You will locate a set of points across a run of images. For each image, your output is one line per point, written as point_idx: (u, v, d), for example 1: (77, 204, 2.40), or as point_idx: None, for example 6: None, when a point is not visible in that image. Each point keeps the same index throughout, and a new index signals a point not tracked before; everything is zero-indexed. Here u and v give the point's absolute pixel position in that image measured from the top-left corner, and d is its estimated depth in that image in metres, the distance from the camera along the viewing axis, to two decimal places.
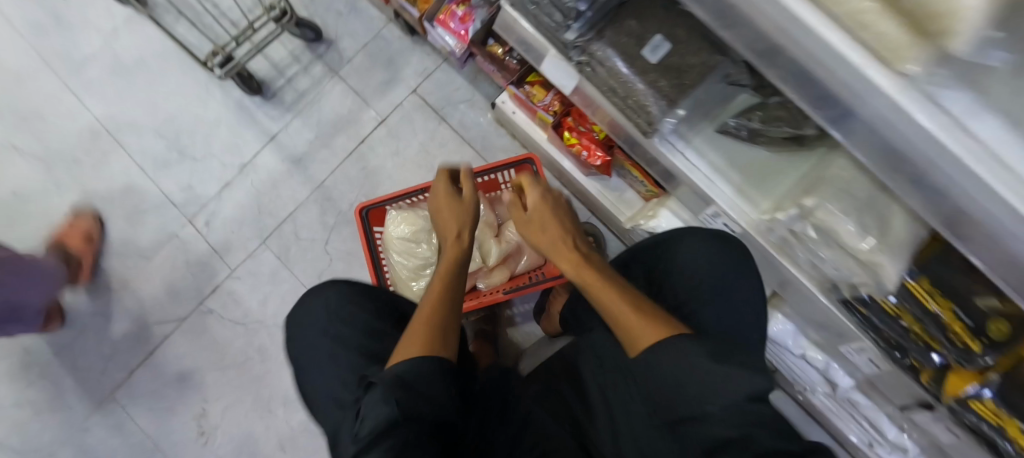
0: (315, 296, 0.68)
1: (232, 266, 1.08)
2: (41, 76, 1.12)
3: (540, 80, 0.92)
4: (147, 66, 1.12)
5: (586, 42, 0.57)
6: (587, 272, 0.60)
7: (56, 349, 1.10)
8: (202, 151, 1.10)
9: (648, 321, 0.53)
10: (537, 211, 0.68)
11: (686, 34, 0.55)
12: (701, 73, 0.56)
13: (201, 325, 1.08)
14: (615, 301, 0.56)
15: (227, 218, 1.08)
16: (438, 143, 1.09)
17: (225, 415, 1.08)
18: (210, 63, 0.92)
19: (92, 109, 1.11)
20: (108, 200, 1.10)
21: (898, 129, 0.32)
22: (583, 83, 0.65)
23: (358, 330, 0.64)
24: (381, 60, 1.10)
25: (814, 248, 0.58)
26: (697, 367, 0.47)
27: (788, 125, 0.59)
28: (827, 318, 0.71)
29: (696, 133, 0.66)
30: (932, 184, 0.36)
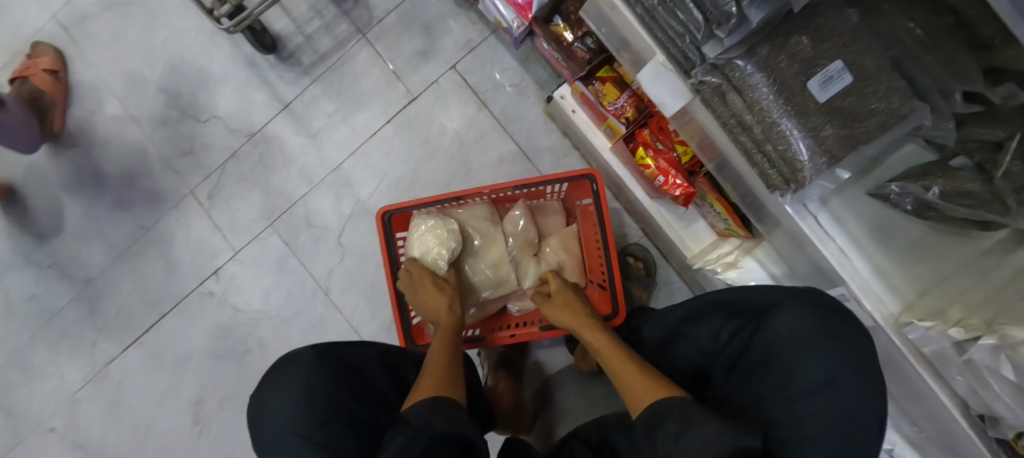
0: (279, 378, 0.53)
1: (234, 248, 0.95)
2: (27, 5, 0.96)
3: (612, 77, 0.75)
4: (149, 6, 0.96)
5: (727, 61, 0.40)
6: (604, 346, 0.61)
7: (45, 314, 0.97)
8: (205, 112, 0.95)
9: (658, 382, 0.52)
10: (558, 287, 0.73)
11: (876, 64, 0.38)
12: (883, 126, 0.39)
13: (199, 308, 0.95)
14: (634, 374, 0.55)
15: (230, 192, 0.94)
16: (477, 133, 0.92)
17: (221, 409, 0.95)
18: (216, 12, 0.76)
19: (86, 48, 0.96)
20: (105, 157, 0.96)
21: None
22: (697, 106, 0.48)
23: (343, 413, 0.52)
24: (418, 25, 0.93)
25: (992, 380, 0.42)
26: (700, 417, 0.45)
27: (980, 207, 0.41)
28: (952, 437, 0.56)
29: (835, 192, 0.50)
30: None
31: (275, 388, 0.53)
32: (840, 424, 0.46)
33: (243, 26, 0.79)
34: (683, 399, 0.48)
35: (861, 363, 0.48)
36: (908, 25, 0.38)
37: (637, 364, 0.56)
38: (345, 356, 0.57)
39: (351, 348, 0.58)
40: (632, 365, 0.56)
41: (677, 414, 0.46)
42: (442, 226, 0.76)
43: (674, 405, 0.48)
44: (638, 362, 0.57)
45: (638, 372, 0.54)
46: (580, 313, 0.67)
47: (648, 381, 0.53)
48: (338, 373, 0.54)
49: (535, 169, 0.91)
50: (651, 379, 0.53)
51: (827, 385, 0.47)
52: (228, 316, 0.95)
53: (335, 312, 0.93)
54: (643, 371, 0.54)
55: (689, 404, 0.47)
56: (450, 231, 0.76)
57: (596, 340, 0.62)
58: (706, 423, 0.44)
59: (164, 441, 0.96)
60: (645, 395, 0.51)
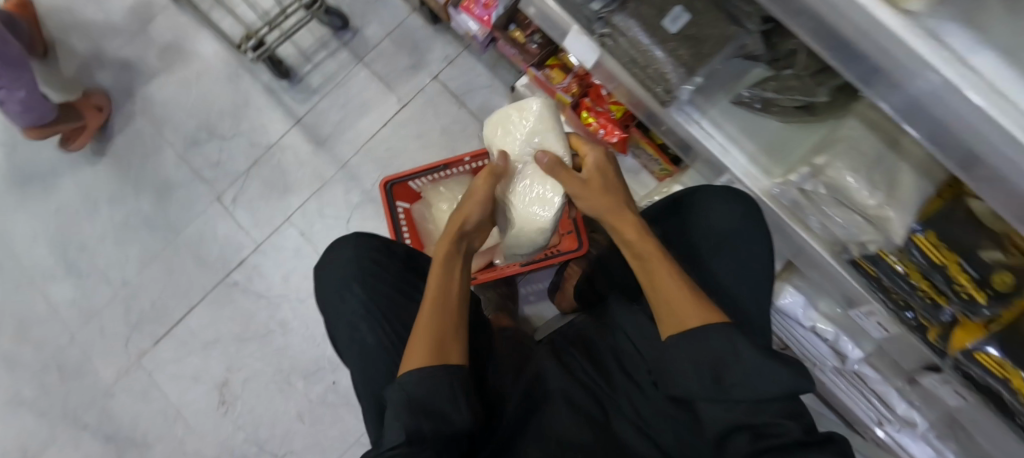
0: (338, 249, 0.75)
1: (258, 242, 1.15)
2: (87, 62, 1.21)
3: (559, 64, 0.97)
4: (183, 52, 1.19)
5: (610, 12, 0.62)
6: (644, 244, 0.63)
7: (83, 317, 1.17)
8: (231, 130, 1.17)
9: (706, 309, 0.57)
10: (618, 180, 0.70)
11: (705, 6, 0.60)
12: (720, 42, 0.59)
13: (226, 296, 1.15)
14: (677, 290, 0.58)
15: (252, 196, 1.15)
16: (460, 126, 1.14)
17: (245, 386, 1.14)
18: (244, 47, 0.99)
19: (131, 91, 1.20)
20: (140, 178, 1.18)
21: (907, 67, 0.36)
22: (604, 56, 0.69)
23: (380, 279, 0.71)
24: (406, 46, 1.16)
25: (824, 207, 0.61)
26: (734, 370, 0.52)
27: (798, 93, 0.61)
28: (838, 283, 0.74)
29: (712, 105, 0.70)
30: (934, 119, 0.39)
31: (336, 255, 0.75)
32: (750, 267, 0.67)
33: (264, 56, 1.02)
34: (716, 333, 0.54)
35: (757, 224, 0.68)
36: None
37: (681, 280, 0.59)
38: (385, 252, 0.75)
39: (386, 242, 0.76)
40: (674, 282, 0.59)
41: (694, 352, 0.54)
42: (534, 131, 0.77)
43: (694, 345, 0.54)
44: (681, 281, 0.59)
45: (683, 296, 0.58)
46: (627, 213, 0.65)
47: (700, 310, 0.56)
48: (380, 264, 0.73)
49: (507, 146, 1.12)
50: (698, 302, 0.57)
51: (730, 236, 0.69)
52: (253, 301, 1.14)
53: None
54: (686, 295, 0.58)
55: (723, 347, 0.53)
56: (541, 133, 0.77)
57: (644, 244, 0.63)
58: (740, 378, 0.52)
59: (193, 420, 1.13)
60: (681, 320, 0.56)
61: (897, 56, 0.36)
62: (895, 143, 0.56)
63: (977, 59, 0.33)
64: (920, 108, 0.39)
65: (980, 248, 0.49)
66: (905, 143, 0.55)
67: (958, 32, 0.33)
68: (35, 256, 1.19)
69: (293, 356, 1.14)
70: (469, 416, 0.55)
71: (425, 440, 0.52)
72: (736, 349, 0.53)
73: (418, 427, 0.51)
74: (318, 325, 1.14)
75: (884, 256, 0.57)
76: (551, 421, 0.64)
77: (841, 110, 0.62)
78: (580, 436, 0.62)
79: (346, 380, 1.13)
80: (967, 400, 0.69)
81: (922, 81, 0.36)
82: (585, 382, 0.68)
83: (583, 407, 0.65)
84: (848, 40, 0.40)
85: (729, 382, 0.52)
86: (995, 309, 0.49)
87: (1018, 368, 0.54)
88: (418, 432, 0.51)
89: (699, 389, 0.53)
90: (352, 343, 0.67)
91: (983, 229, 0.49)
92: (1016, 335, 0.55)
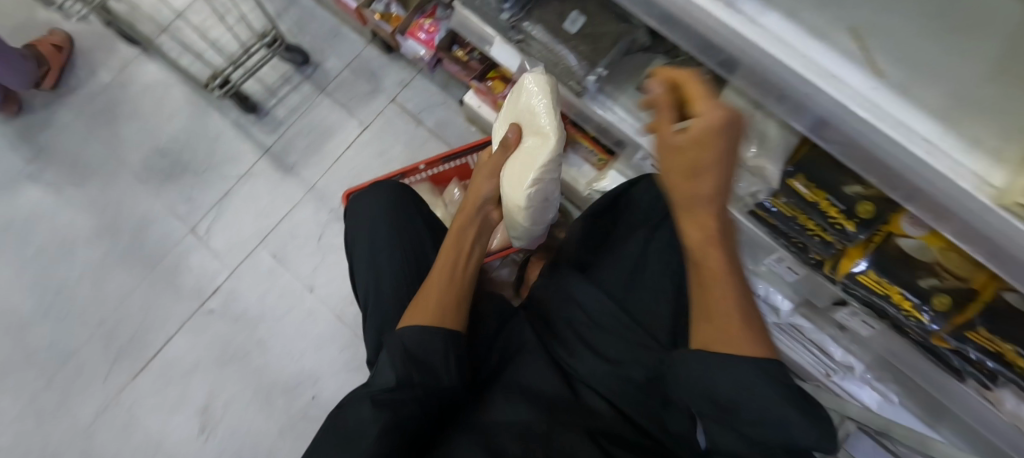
0: (373, 188, 0.88)
1: (231, 268, 1.31)
2: (68, 125, 1.41)
3: (498, 75, 1.09)
4: (158, 102, 1.41)
5: (518, 20, 0.74)
6: (710, 247, 0.48)
7: (61, 358, 1.28)
8: (203, 166, 1.36)
9: (760, 342, 0.47)
10: (727, 160, 0.46)
11: (598, 9, 0.73)
12: (614, 37, 0.72)
13: (203, 324, 1.29)
14: (726, 312, 0.48)
15: (225, 223, 1.33)
16: (417, 142, 1.32)
17: (226, 409, 1.24)
18: (211, 85, 1.21)
19: (108, 140, 1.40)
20: (118, 215, 1.35)
21: (719, 33, 0.49)
22: (524, 61, 0.81)
23: (405, 221, 0.84)
24: (364, 74, 1.36)
25: None
26: (752, 404, 0.45)
27: (688, 74, 0.74)
28: (751, 238, 0.83)
29: (621, 93, 0.81)
30: (751, 69, 0.52)
31: (371, 191, 0.87)
32: (679, 243, 0.77)
33: (228, 93, 1.23)
34: (756, 371, 0.45)
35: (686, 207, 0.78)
36: None
37: (740, 304, 0.48)
38: (413, 203, 0.88)
39: (415, 197, 0.89)
40: (730, 303, 0.48)
41: (717, 373, 0.46)
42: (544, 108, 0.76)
43: (721, 373, 0.46)
44: (737, 305, 0.48)
45: (731, 326, 0.47)
46: (707, 211, 0.47)
47: (754, 338, 0.47)
48: (407, 219, 0.84)
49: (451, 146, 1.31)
50: (749, 332, 0.47)
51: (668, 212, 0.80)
52: (229, 325, 1.28)
53: (322, 304, 1.28)
54: (737, 318, 0.47)
55: (755, 387, 0.45)
56: (548, 109, 0.76)
57: (707, 254, 0.48)
58: (757, 417, 0.45)
59: (175, 449, 1.22)
60: (718, 340, 0.47)
61: (710, 25, 0.49)
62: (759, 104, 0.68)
63: (762, 19, 0.47)
64: (741, 64, 0.52)
65: (843, 184, 0.61)
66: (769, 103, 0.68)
67: (749, 3, 0.48)
68: (18, 302, 1.32)
69: (272, 376, 1.25)
70: (455, 374, 0.61)
71: (411, 387, 0.57)
72: (769, 391, 0.45)
73: (410, 375, 0.57)
74: (296, 342, 1.27)
75: (776, 204, 0.67)
76: (516, 370, 0.72)
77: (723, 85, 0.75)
78: (544, 388, 0.69)
79: (325, 394, 1.24)
80: (875, 327, 0.79)
81: (729, 40, 0.49)
82: (547, 349, 0.75)
83: (542, 374, 0.71)
84: (678, 17, 0.53)
85: (744, 417, 0.46)
86: (866, 234, 0.61)
87: (894, 283, 0.66)
88: (407, 378, 0.57)
89: (710, 417, 0.48)
90: (370, 264, 0.78)
91: (841, 168, 0.62)
92: (889, 253, 0.66)
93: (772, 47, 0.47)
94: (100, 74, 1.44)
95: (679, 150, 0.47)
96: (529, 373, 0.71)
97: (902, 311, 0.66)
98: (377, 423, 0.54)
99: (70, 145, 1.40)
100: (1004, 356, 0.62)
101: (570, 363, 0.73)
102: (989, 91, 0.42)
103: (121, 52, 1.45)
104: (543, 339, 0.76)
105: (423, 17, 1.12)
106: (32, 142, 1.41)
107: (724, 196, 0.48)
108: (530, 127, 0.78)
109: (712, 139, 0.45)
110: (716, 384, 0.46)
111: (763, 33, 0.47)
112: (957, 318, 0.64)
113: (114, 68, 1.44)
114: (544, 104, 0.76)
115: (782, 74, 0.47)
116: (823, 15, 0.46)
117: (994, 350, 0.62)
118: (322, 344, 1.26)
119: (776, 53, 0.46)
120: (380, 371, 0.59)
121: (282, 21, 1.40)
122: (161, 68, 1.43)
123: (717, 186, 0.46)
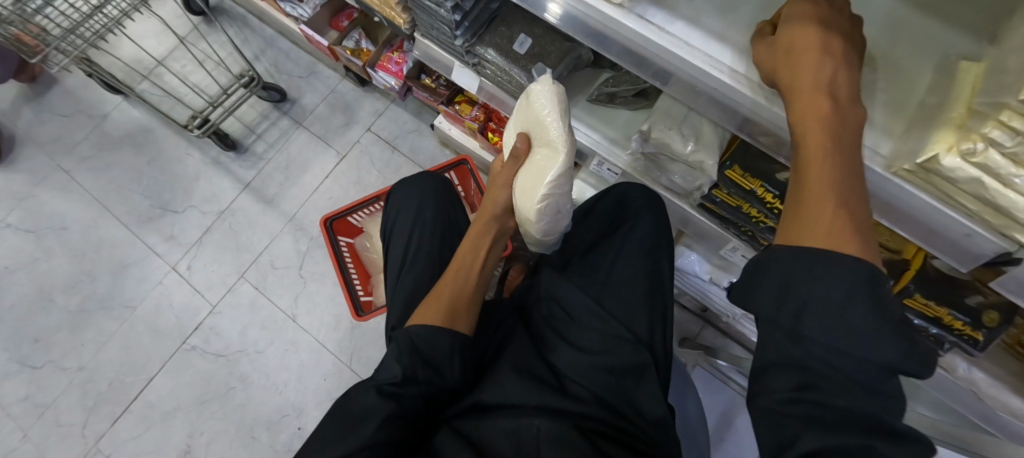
0: (415, 178, 0.95)
1: (213, 302, 1.34)
2: (46, 173, 1.45)
3: (465, 99, 1.16)
4: (137, 145, 1.46)
5: (471, 45, 0.80)
6: (815, 122, 0.39)
7: (39, 409, 1.28)
8: (183, 204, 1.41)
9: (859, 246, 0.37)
10: (836, 54, 0.41)
11: (543, 31, 0.80)
12: (559, 55, 0.79)
13: (185, 361, 1.30)
14: (824, 200, 0.38)
15: (205, 259, 1.37)
16: (393, 168, 1.39)
17: (209, 448, 1.24)
18: (190, 126, 1.27)
19: (87, 185, 1.44)
20: (97, 258, 1.38)
21: (638, 41, 0.55)
22: (483, 82, 0.88)
23: (442, 213, 0.92)
24: (339, 107, 1.44)
25: (670, 164, 0.79)
26: (824, 314, 0.36)
27: (631, 84, 0.80)
28: (707, 232, 0.89)
29: (574, 106, 0.88)
30: (669, 73, 0.58)
31: (414, 180, 0.95)
32: (658, 237, 0.83)
33: (208, 131, 1.29)
34: (844, 272, 0.36)
35: (655, 207, 0.85)
36: None
37: (841, 196, 0.38)
38: (449, 196, 0.95)
39: (451, 189, 0.97)
40: (830, 191, 0.38)
41: (784, 282, 0.39)
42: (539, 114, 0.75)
43: (795, 274, 0.38)
44: (839, 195, 0.38)
45: (825, 217, 0.37)
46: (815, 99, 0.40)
47: (853, 234, 0.37)
48: (449, 204, 0.94)
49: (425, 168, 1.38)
50: (847, 228, 0.37)
51: (652, 206, 0.85)
52: (211, 361, 1.30)
53: (304, 333, 1.31)
54: (834, 210, 0.37)
55: (841, 293, 0.36)
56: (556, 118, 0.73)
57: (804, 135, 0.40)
58: (824, 332, 0.36)
59: None
60: (808, 237, 0.38)
61: (629, 36, 0.55)
62: None
63: (673, 27, 0.53)
64: (661, 69, 0.59)
65: (775, 171, 0.66)
66: None
67: (657, 14, 0.54)
68: None
69: (255, 410, 1.26)
70: (458, 372, 0.66)
71: (414, 382, 0.63)
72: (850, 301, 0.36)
73: (414, 369, 0.63)
74: (278, 373, 1.28)
75: (719, 193, 0.74)
76: (503, 359, 0.75)
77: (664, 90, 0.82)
78: (536, 372, 0.73)
79: (311, 424, 1.24)
80: None
81: (648, 48, 0.55)
82: (536, 341, 0.78)
83: (530, 364, 0.74)
84: (602, 32, 0.60)
85: (804, 327, 0.37)
86: None
87: None
88: (411, 374, 0.63)
89: (773, 348, 0.39)
90: (408, 251, 0.86)
91: (771, 157, 0.68)
92: None
93: (681, 50, 0.53)
94: (76, 122, 1.49)
95: (783, 47, 0.43)
96: (519, 363, 0.74)
97: None
98: (380, 410, 0.60)
99: (47, 194, 1.44)
100: (943, 321, 0.66)
101: (555, 352, 0.76)
102: (876, 61, 0.51)
103: (99, 99, 1.50)
104: (532, 333, 0.80)
105: (392, 51, 1.19)
106: (10, 194, 1.44)
107: (841, 76, 0.41)
108: (538, 137, 0.76)
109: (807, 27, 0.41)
110: (792, 279, 0.38)
111: (674, 39, 0.53)
112: (895, 287, 0.68)
113: (94, 116, 1.49)
114: (544, 110, 0.73)
115: (693, 73, 0.53)
116: (720, 20, 0.53)
117: (934, 316, 0.66)
118: (305, 373, 1.28)
119: (684, 56, 0.52)
120: (383, 367, 0.65)
121: (259, 63, 1.49)
122: (141, 111, 1.49)
123: (821, 71, 0.40)
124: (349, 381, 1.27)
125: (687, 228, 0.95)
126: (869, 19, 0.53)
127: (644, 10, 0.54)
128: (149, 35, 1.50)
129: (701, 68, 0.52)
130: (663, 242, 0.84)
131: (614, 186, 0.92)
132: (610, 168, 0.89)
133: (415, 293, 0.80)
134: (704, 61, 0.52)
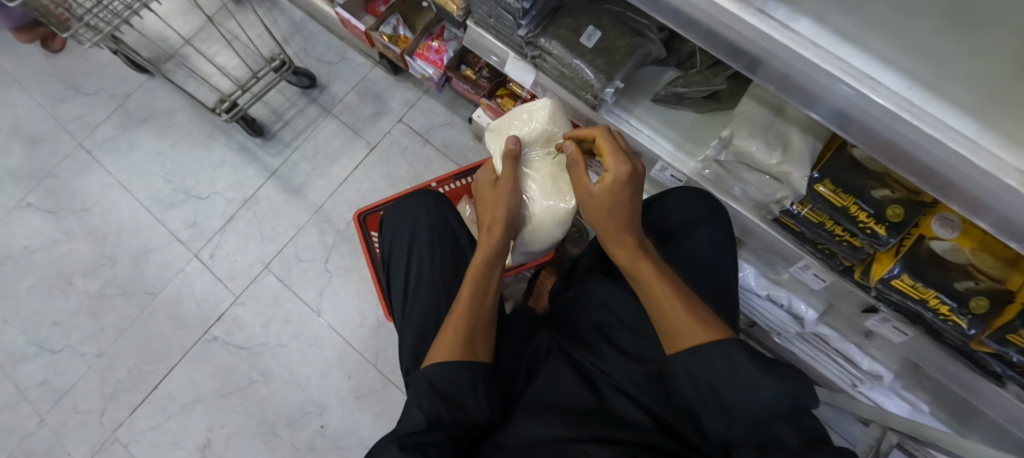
0: (412, 198, 0.89)
1: (235, 293, 1.30)
2: (68, 151, 1.41)
3: (508, 93, 1.11)
4: (161, 126, 1.42)
5: (534, 37, 0.74)
6: (632, 257, 0.63)
7: (56, 394, 1.25)
8: (206, 190, 1.36)
9: (712, 326, 0.56)
10: (631, 203, 0.64)
11: (610, 24, 0.74)
12: (628, 50, 0.72)
13: (205, 352, 1.26)
14: (671, 299, 0.58)
15: (228, 248, 1.32)
16: (424, 161, 1.33)
17: (227, 443, 1.20)
18: (218, 109, 1.21)
19: (108, 166, 1.40)
20: (118, 242, 1.35)
21: (749, 38, 0.49)
22: (539, 76, 0.83)
23: (441, 234, 0.85)
24: (370, 96, 1.39)
25: (743, 175, 0.74)
26: (731, 387, 0.52)
27: (703, 86, 0.74)
28: (774, 246, 0.83)
29: (636, 106, 0.84)
30: (777, 73, 0.51)
31: (410, 200, 0.88)
32: (714, 248, 0.76)
33: (235, 116, 1.24)
34: (724, 351, 0.53)
35: (714, 219, 0.77)
36: (619, 4, 0.76)
37: (678, 296, 0.58)
38: (449, 215, 0.89)
39: (451, 207, 0.90)
40: (670, 294, 0.58)
41: (708, 373, 0.53)
42: (534, 133, 0.82)
43: (707, 363, 0.53)
44: (678, 298, 0.58)
45: (677, 315, 0.57)
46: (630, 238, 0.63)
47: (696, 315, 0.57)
48: (445, 221, 0.87)
49: (459, 163, 1.32)
50: (698, 321, 0.56)
51: (702, 219, 0.78)
52: (231, 353, 1.26)
53: (328, 329, 1.26)
54: (682, 312, 0.57)
55: (729, 368, 0.52)
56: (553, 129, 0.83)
57: (635, 262, 0.62)
58: (738, 397, 0.51)
59: None
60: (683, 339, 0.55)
61: (739, 31, 0.49)
62: (782, 111, 0.69)
63: (796, 24, 0.46)
64: (765, 70, 0.52)
65: (869, 188, 0.61)
66: (789, 111, 0.69)
67: (778, 10, 0.47)
68: (14, 335, 1.30)
69: (276, 406, 1.22)
70: (486, 408, 0.62)
71: (441, 426, 0.58)
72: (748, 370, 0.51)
73: (438, 413, 0.58)
74: (301, 369, 1.24)
75: (801, 209, 0.67)
76: (553, 380, 0.71)
77: (737, 93, 0.76)
78: (580, 395, 0.69)
79: (334, 423, 1.20)
80: (908, 333, 0.75)
81: (758, 45, 0.49)
82: (573, 360, 0.74)
83: (574, 391, 0.69)
84: (699, 22, 0.53)
85: (729, 403, 0.52)
86: (897, 238, 0.59)
87: (926, 285, 0.63)
88: (437, 417, 0.58)
89: (720, 422, 0.53)
90: (412, 281, 0.81)
91: (868, 173, 0.62)
92: (921, 257, 0.64)
93: (806, 51, 0.46)
94: (99, 97, 1.44)
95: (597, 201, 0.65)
96: (560, 390, 0.69)
97: (939, 316, 0.63)
98: None
99: (69, 173, 1.40)
100: None
101: (602, 373, 0.72)
102: (1009, 84, 0.45)
103: (123, 77, 1.45)
104: (568, 350, 0.76)
105: (432, 39, 1.13)
106: (30, 172, 1.40)
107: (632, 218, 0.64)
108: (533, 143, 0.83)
109: (616, 188, 0.63)
110: (714, 366, 0.53)
111: (799, 37, 0.46)
112: (997, 321, 0.60)
113: (118, 95, 1.44)
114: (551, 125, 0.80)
115: (815, 75, 0.47)
116: (849, 18, 0.48)
117: None
118: (329, 371, 1.24)
119: (811, 57, 0.46)
120: (406, 412, 0.60)
121: (288, 47, 1.43)
122: (165, 91, 1.44)
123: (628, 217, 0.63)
124: (373, 381, 1.23)
125: (748, 239, 0.89)
126: (1004, 38, 0.46)
127: (762, 2, 0.47)
128: (175, 13, 1.44)
129: (829, 71, 0.45)
130: (727, 264, 0.76)
131: (670, 190, 0.84)
132: (673, 173, 0.83)
133: (424, 326, 0.76)
134: (831, 63, 0.45)
